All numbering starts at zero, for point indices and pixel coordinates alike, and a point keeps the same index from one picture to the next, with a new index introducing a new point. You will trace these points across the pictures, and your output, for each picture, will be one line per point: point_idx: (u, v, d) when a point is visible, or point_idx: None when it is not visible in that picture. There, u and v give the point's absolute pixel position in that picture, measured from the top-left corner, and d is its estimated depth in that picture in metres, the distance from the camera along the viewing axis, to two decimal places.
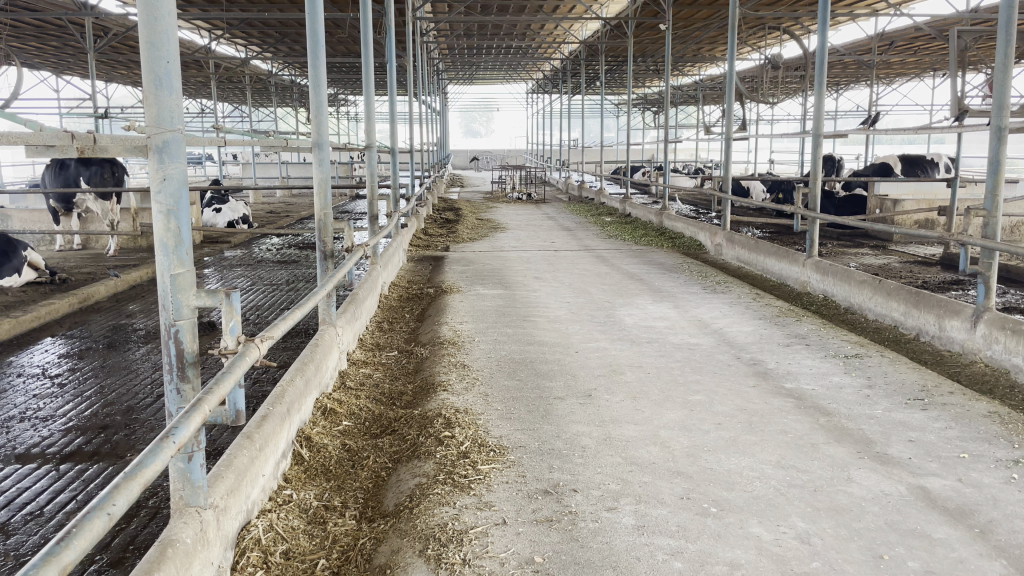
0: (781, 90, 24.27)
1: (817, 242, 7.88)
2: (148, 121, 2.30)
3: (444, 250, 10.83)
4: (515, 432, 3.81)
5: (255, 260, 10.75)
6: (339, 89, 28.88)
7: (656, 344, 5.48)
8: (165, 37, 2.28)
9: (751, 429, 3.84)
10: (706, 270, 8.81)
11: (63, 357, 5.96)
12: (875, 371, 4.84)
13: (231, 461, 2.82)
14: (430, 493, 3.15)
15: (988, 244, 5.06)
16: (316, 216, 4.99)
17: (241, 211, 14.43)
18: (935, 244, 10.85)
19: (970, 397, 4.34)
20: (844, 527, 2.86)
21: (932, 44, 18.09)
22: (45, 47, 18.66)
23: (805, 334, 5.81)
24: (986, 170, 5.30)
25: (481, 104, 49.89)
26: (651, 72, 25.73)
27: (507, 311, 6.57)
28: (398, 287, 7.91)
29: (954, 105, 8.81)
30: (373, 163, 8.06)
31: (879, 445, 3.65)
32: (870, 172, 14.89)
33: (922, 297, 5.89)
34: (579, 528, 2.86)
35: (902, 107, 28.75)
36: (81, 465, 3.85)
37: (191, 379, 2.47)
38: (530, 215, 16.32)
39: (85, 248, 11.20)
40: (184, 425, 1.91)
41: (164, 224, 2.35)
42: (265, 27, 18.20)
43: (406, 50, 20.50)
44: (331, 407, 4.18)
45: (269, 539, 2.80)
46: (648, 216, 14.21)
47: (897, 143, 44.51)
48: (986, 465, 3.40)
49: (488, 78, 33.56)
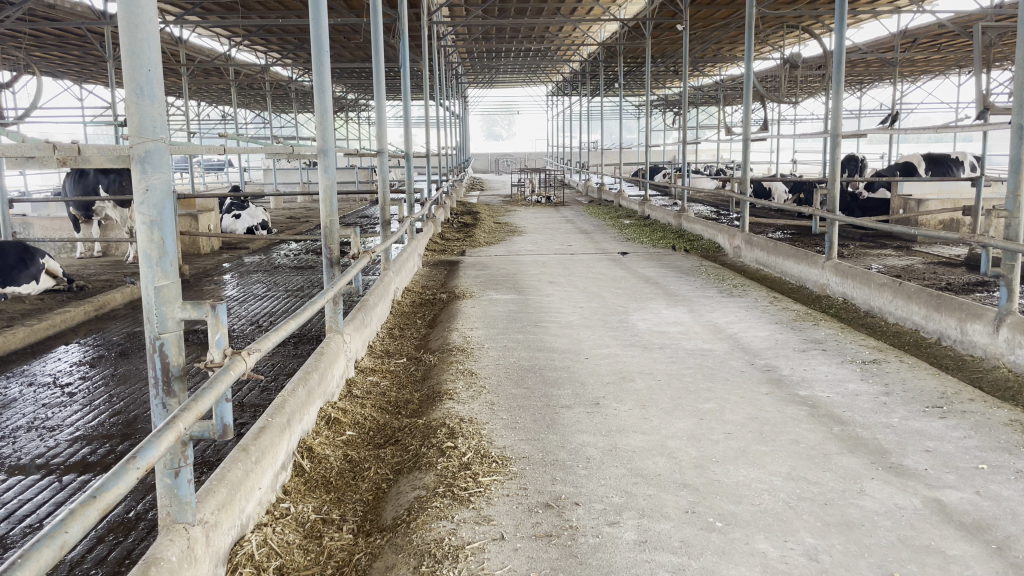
0: (802, 90, 23.97)
1: (837, 243, 7.72)
2: (131, 130, 2.26)
3: (460, 254, 10.77)
4: (520, 443, 3.74)
5: (272, 266, 10.75)
6: (358, 94, 28.97)
7: (669, 350, 5.39)
8: (147, 46, 2.24)
9: (762, 439, 3.73)
10: (724, 273, 8.66)
11: (76, 365, 5.97)
12: (893, 377, 4.71)
13: (224, 475, 2.78)
14: (428, 507, 3.08)
15: (1011, 245, 4.91)
16: (322, 223, 4.94)
17: (260, 217, 14.45)
18: (960, 245, 10.64)
19: (991, 403, 4.21)
20: (854, 543, 2.76)
21: (956, 41, 17.82)
22: (68, 56, 18.86)
23: (822, 338, 5.68)
24: (1008, 170, 5.14)
25: (501, 107, 49.87)
26: (671, 73, 25.55)
27: (519, 316, 6.51)
28: (412, 293, 7.86)
29: (978, 103, 8.59)
30: (385, 168, 7.98)
31: (894, 455, 3.53)
32: (893, 172, 14.64)
33: (944, 300, 5.74)
34: (578, 544, 2.78)
35: (928, 105, 28.35)
36: (83, 476, 3.83)
37: (177, 393, 2.43)
38: (549, 218, 16.20)
39: (104, 255, 11.27)
40: (154, 445, 1.85)
41: (147, 235, 2.31)
42: (283, 33, 18.29)
43: (422, 54, 20.50)
44: (335, 417, 4.12)
45: (262, 554, 2.75)
46: (667, 219, 14.08)
47: (923, 142, 43.98)
48: (1006, 477, 3.28)
49: (507, 81, 33.56)
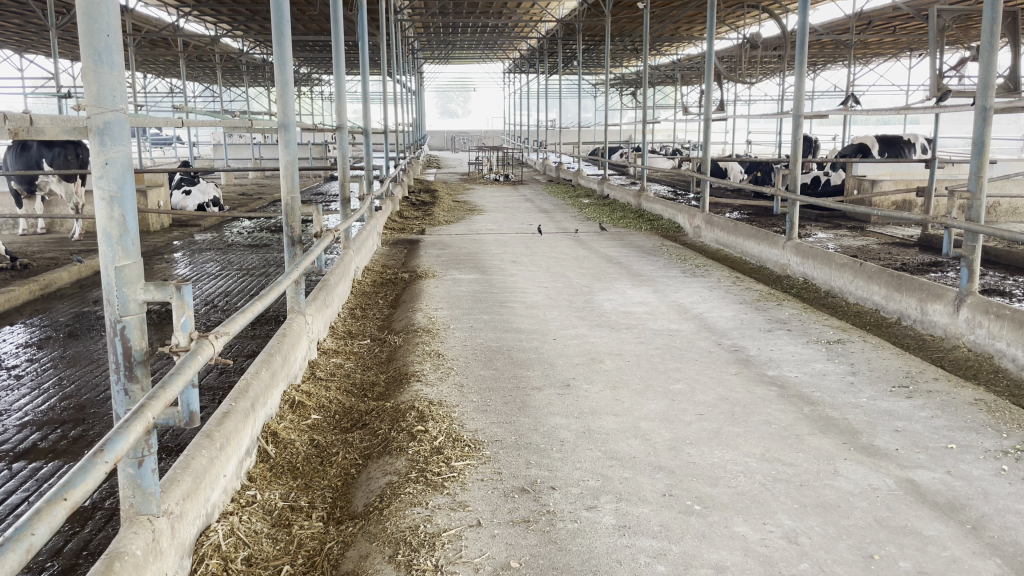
0: (759, 70, 24.14)
1: (797, 224, 7.77)
2: (88, 100, 2.10)
3: (419, 232, 10.64)
4: (491, 426, 3.67)
5: (226, 244, 10.50)
6: (312, 69, 28.43)
7: (636, 330, 5.35)
8: (105, 9, 2.09)
9: (733, 420, 3.72)
10: (685, 253, 8.67)
11: (22, 347, 5.73)
12: (857, 357, 4.74)
13: (188, 463, 2.66)
14: (401, 493, 3.00)
15: (973, 225, 4.95)
16: (283, 200, 4.78)
17: (212, 193, 14.10)
18: (913, 226, 10.85)
19: (955, 383, 4.26)
20: (832, 525, 2.75)
21: (909, 24, 18.10)
22: (7, 24, 18.10)
23: (787, 318, 5.71)
24: (970, 152, 5.19)
25: (457, 83, 49.38)
26: (629, 51, 25.55)
27: (484, 296, 6.42)
28: (372, 272, 7.72)
29: (935, 85, 8.67)
30: (344, 144, 7.75)
31: (866, 436, 3.54)
32: (848, 153, 14.85)
33: (904, 280, 5.80)
34: (557, 529, 2.73)
35: (879, 88, 28.86)
36: (35, 463, 3.66)
37: (140, 378, 2.30)
38: (508, 197, 16.11)
39: (49, 231, 10.89)
40: (123, 435, 1.74)
41: (106, 212, 2.18)
42: (234, 4, 17.79)
43: (379, 28, 20.15)
44: (300, 400, 4.01)
45: (230, 544, 2.64)
46: (626, 198, 14.11)
47: (872, 124, 44.86)
48: (975, 457, 3.31)
49: (464, 57, 33.20)
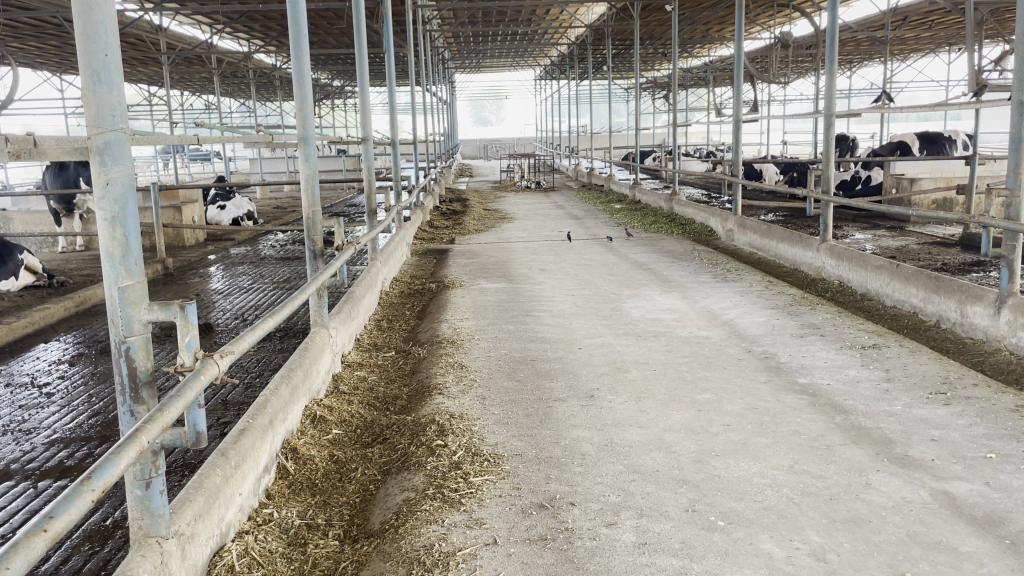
0: (792, 70, 23.82)
1: (831, 225, 7.59)
2: (86, 121, 2.09)
3: (449, 242, 10.63)
4: (511, 439, 3.60)
5: (258, 257, 10.60)
6: (344, 82, 28.71)
7: (664, 338, 5.26)
8: (103, 29, 2.08)
9: (762, 431, 3.61)
10: (717, 258, 8.53)
11: (55, 364, 5.80)
12: (893, 363, 4.59)
13: (201, 483, 2.63)
14: (417, 510, 2.95)
15: (1011, 224, 4.77)
16: (304, 214, 4.79)
17: (246, 207, 14.27)
18: (954, 226, 10.58)
19: (996, 389, 4.10)
20: (862, 541, 2.64)
21: (947, 19, 17.71)
22: (47, 47, 18.54)
23: (820, 323, 5.56)
24: (1007, 148, 5.01)
25: (489, 92, 49.53)
26: (659, 54, 25.33)
27: (511, 306, 6.37)
28: (400, 283, 7.70)
29: (973, 80, 8.43)
30: (370, 155, 7.75)
31: (900, 446, 3.41)
32: (886, 151, 14.55)
33: (942, 282, 5.63)
34: (574, 547, 2.66)
35: (917, 85, 28.28)
36: (60, 481, 3.68)
37: (146, 399, 2.27)
38: (539, 204, 16.06)
39: (87, 248, 11.10)
40: (113, 461, 1.70)
41: (109, 232, 2.16)
42: (266, 20, 18.04)
43: (408, 39, 20.28)
44: (321, 415, 3.98)
45: (243, 564, 2.61)
46: (657, 202, 13.99)
47: (914, 121, 43.89)
48: (1016, 467, 3.17)
49: (495, 66, 33.29)
